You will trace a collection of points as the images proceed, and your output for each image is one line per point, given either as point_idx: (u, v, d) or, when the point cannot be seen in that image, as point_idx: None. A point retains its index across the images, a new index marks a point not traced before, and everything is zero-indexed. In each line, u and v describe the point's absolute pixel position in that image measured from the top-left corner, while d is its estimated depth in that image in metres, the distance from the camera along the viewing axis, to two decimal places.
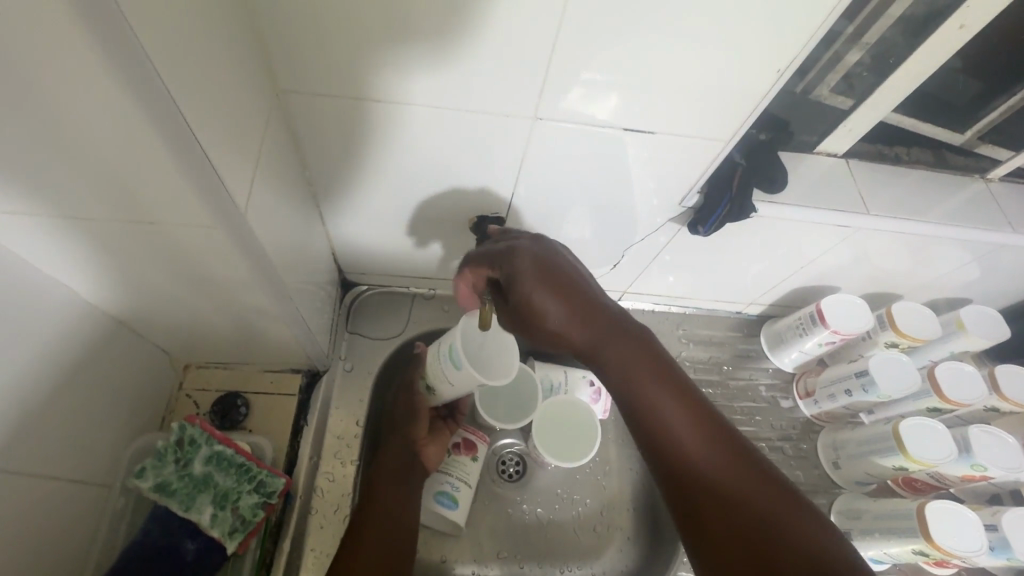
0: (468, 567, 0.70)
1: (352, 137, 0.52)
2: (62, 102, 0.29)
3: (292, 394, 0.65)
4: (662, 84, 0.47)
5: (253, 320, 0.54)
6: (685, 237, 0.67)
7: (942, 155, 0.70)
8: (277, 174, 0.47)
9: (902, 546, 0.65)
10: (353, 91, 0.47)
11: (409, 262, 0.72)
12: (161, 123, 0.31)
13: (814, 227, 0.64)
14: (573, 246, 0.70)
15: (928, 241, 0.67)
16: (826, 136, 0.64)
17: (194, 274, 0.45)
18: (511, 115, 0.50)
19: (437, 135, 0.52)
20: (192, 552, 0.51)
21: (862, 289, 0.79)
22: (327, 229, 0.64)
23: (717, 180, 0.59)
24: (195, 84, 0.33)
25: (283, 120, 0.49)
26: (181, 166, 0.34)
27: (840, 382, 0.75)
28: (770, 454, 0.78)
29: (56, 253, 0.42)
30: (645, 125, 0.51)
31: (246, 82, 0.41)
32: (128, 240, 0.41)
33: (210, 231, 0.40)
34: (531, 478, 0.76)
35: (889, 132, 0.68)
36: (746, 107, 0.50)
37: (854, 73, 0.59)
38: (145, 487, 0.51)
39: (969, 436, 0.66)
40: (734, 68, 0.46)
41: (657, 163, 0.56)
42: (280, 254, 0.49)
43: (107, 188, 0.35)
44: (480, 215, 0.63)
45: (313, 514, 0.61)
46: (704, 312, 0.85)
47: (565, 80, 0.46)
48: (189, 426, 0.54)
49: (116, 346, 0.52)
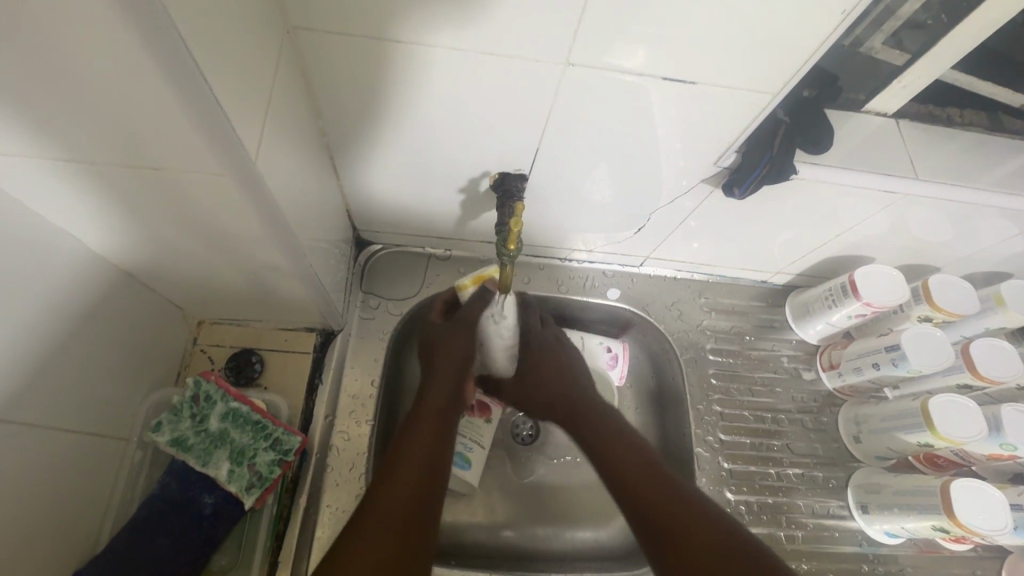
0: (480, 527, 0.70)
1: (367, 82, 0.49)
2: (63, 29, 0.26)
3: (307, 352, 0.64)
4: (706, 32, 0.43)
5: (266, 277, 0.53)
6: (715, 200, 0.64)
7: (999, 118, 0.64)
8: (288, 123, 0.44)
9: (921, 522, 0.64)
10: (364, 30, 0.43)
11: (426, 221, 0.69)
12: (166, 58, 0.28)
13: (856, 192, 0.60)
14: (595, 208, 0.67)
15: (977, 211, 0.63)
16: (876, 93, 0.59)
17: (205, 227, 0.44)
18: (538, 61, 0.46)
19: (461, 81, 0.48)
20: (210, 505, 0.52)
21: (898, 260, 0.75)
22: (341, 183, 0.62)
23: (758, 139, 0.55)
24: (203, 16, 0.30)
25: (295, 61, 0.46)
26: (189, 107, 0.31)
27: (868, 355, 0.73)
28: (788, 426, 0.76)
29: (64, 201, 0.40)
30: (684, 76, 0.47)
31: (256, 16, 0.37)
32: (138, 189, 0.39)
33: (221, 180, 0.37)
34: (545, 441, 0.76)
35: (944, 91, 0.62)
36: (797, 57, 0.45)
37: (917, 22, 0.52)
38: (162, 441, 0.51)
39: (1001, 415, 0.64)
40: (786, 10, 0.41)
41: (693, 118, 0.52)
42: (292, 207, 0.46)
43: (112, 131, 0.33)
44: (502, 171, 0.60)
45: (329, 472, 0.61)
46: (727, 280, 0.83)
47: (598, 25, 0.42)
48: (204, 381, 0.54)
49: (126, 300, 0.51)
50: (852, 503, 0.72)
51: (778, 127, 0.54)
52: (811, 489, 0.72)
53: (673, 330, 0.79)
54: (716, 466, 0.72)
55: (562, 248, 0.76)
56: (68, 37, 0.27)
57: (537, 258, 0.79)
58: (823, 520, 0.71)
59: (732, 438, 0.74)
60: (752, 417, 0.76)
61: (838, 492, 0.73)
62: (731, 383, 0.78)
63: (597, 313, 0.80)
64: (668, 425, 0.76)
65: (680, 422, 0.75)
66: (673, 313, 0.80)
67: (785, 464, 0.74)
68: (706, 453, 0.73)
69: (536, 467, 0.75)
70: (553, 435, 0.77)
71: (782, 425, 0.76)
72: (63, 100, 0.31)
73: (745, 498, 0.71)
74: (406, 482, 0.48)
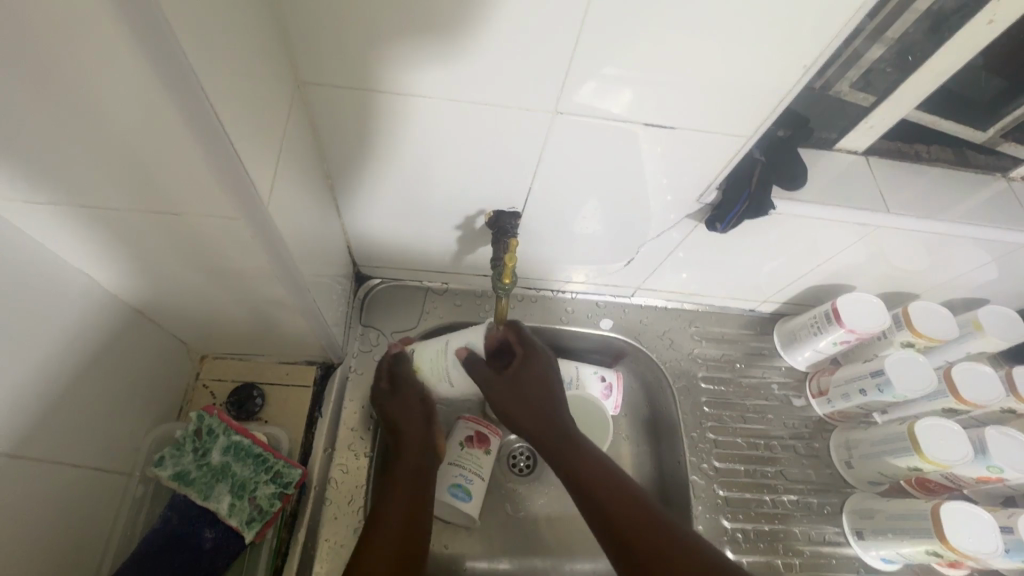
0: (478, 560, 0.70)
1: (369, 129, 0.52)
2: (98, 83, 0.29)
3: (307, 385, 0.66)
4: (682, 82, 0.47)
5: (269, 311, 0.54)
6: (701, 233, 0.67)
7: (964, 154, 0.69)
8: (296, 167, 0.47)
9: (915, 546, 0.65)
10: (369, 84, 0.47)
11: (424, 257, 0.72)
12: (194, 118, 0.32)
13: (834, 225, 0.63)
14: (585, 243, 0.69)
15: (949, 242, 0.66)
16: (847, 132, 0.64)
17: (215, 265, 0.46)
18: (529, 109, 0.50)
19: (456, 127, 0.52)
20: (210, 539, 0.52)
21: (880, 287, 0.78)
22: (342, 221, 0.64)
23: (737, 177, 0.59)
24: (225, 79, 0.34)
25: (303, 111, 0.49)
26: (208, 157, 0.34)
27: (854, 381, 0.75)
28: (782, 453, 0.77)
29: (82, 240, 0.42)
30: (663, 121, 0.51)
31: (270, 72, 0.41)
32: (152, 230, 0.41)
33: (233, 222, 0.40)
34: (542, 472, 0.77)
35: (910, 130, 0.67)
36: (767, 104, 0.49)
37: (876, 69, 0.57)
38: (164, 475, 0.52)
39: (986, 437, 0.65)
40: (759, 60, 0.45)
41: (673, 159, 0.56)
42: (298, 245, 0.49)
43: (133, 179, 0.36)
44: (496, 209, 0.63)
45: (327, 506, 0.61)
46: (716, 309, 0.85)
47: (583, 73, 0.46)
48: (207, 416, 0.56)
49: (133, 336, 0.52)
50: (848, 529, 0.72)
51: (754, 167, 0.58)
52: (806, 515, 0.73)
53: (666, 359, 0.81)
54: (711, 493, 0.73)
55: (556, 281, 0.79)
56: (101, 93, 0.30)
57: (531, 291, 0.81)
58: (820, 547, 0.71)
59: (726, 465, 0.75)
60: (745, 444, 0.77)
61: (833, 518, 0.73)
62: (723, 410, 0.79)
63: (591, 343, 0.81)
64: (664, 453, 0.77)
65: (674, 450, 0.76)
66: (665, 342, 0.82)
67: (780, 490, 0.74)
68: (701, 481, 0.73)
69: (533, 499, 0.75)
70: (550, 466, 0.77)
71: (776, 452, 0.77)
72: (92, 150, 0.34)
73: (741, 525, 0.71)
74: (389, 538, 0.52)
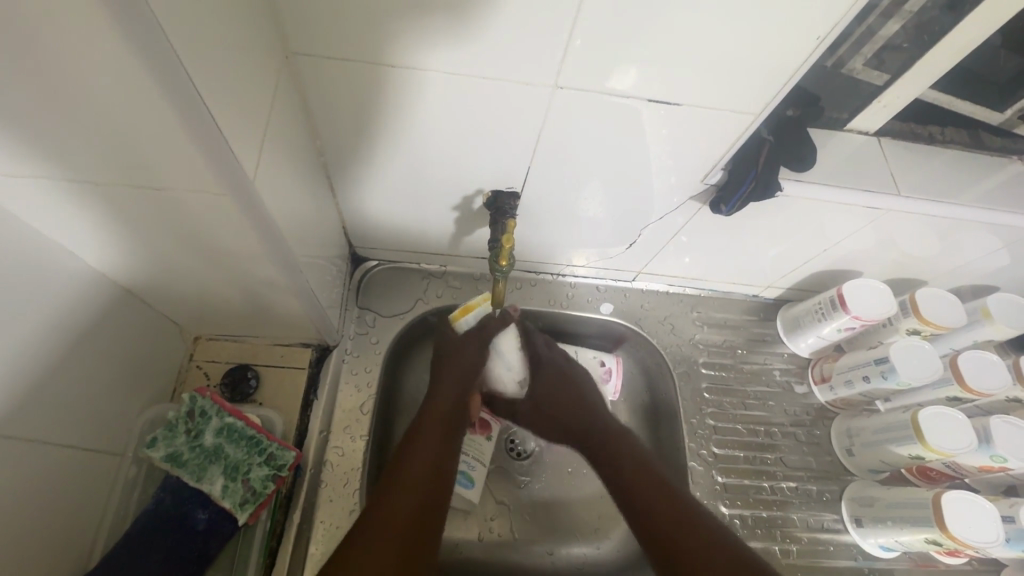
0: (475, 543, 0.70)
1: (363, 104, 0.50)
2: (67, 56, 0.28)
3: (303, 367, 0.65)
4: (690, 56, 0.45)
5: (261, 292, 0.53)
6: (705, 216, 0.65)
7: (979, 136, 0.66)
8: (285, 143, 0.45)
9: (915, 535, 0.64)
10: (364, 57, 0.45)
11: (421, 238, 0.70)
12: (170, 90, 0.30)
13: (843, 209, 0.61)
14: (587, 225, 0.68)
15: (962, 226, 0.64)
16: (858, 113, 0.61)
17: (204, 244, 0.45)
18: (530, 84, 0.48)
19: (457, 103, 0.50)
20: (203, 521, 0.52)
21: (887, 273, 0.77)
22: (337, 201, 0.63)
23: (744, 155, 0.57)
24: (206, 53, 0.32)
25: (293, 84, 0.47)
26: (191, 133, 0.33)
27: (858, 368, 0.74)
28: (782, 440, 0.76)
29: (67, 218, 0.41)
30: (669, 98, 0.49)
31: (255, 42, 0.39)
32: (138, 208, 0.40)
33: (220, 199, 0.39)
34: (540, 457, 0.76)
35: (923, 110, 0.64)
36: (778, 81, 0.47)
37: (893, 45, 0.55)
38: (157, 456, 0.53)
39: (990, 426, 0.64)
40: (768, 37, 0.43)
41: (679, 139, 0.54)
42: (288, 225, 0.47)
43: (113, 155, 0.35)
44: (495, 190, 0.61)
45: (323, 487, 0.61)
46: (719, 294, 0.84)
47: (586, 44, 0.44)
48: (200, 397, 0.55)
49: (123, 318, 0.51)
50: (846, 517, 0.72)
51: (762, 146, 0.55)
52: (805, 503, 0.73)
53: (667, 345, 0.79)
54: (710, 480, 0.72)
55: (557, 264, 0.77)
56: (75, 69, 0.28)
57: (530, 274, 0.80)
58: (818, 534, 0.71)
59: (726, 452, 0.74)
60: (745, 430, 0.76)
61: (832, 505, 0.73)
62: (724, 397, 0.78)
63: (591, 328, 0.80)
64: (663, 439, 0.77)
65: (674, 436, 0.76)
66: (666, 327, 0.81)
67: (779, 477, 0.74)
68: (700, 467, 0.73)
69: (530, 483, 0.75)
70: (548, 450, 0.77)
71: (776, 438, 0.76)
72: (68, 126, 0.32)
73: (739, 511, 0.71)
74: (416, 483, 0.52)
